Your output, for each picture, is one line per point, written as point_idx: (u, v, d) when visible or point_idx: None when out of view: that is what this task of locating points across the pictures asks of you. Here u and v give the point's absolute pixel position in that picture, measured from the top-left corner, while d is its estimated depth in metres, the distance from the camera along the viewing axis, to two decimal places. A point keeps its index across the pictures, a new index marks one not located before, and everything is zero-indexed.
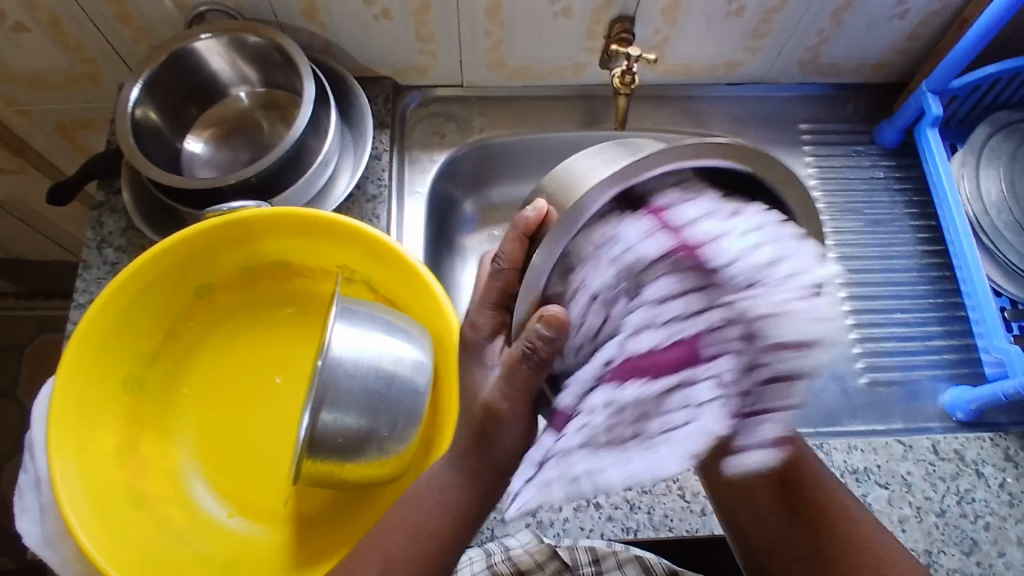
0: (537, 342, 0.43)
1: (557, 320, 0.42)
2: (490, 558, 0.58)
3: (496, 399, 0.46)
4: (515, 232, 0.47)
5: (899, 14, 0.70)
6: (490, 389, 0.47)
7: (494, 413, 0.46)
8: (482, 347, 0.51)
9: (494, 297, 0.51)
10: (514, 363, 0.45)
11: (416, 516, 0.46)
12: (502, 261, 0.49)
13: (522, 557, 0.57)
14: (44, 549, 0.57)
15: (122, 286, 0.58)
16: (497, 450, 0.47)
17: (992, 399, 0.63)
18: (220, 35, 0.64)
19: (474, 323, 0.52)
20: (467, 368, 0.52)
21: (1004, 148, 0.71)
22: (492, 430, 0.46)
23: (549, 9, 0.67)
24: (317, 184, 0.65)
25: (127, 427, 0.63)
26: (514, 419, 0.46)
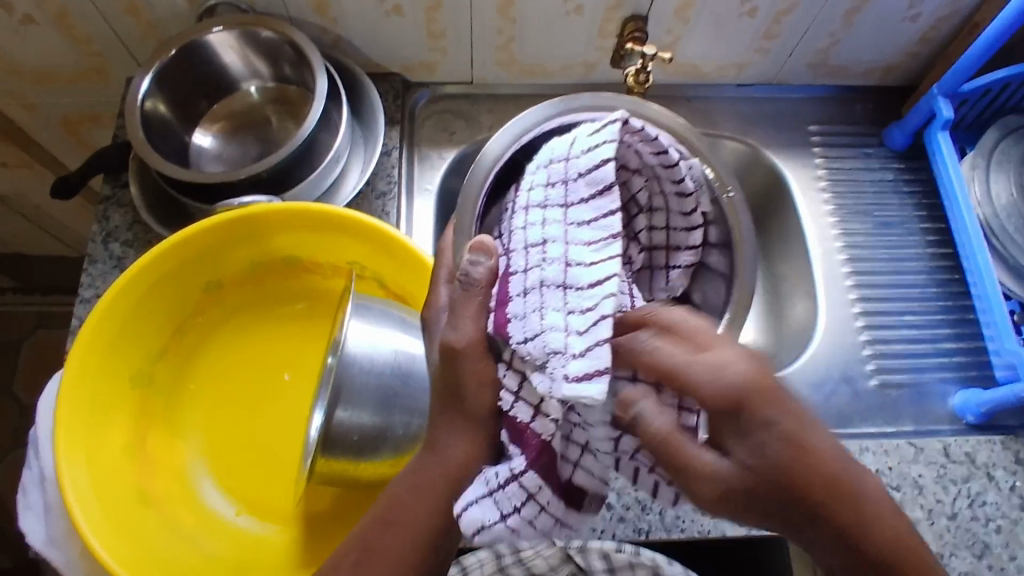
0: (478, 273, 0.42)
1: (483, 244, 0.43)
2: (499, 560, 0.62)
3: (457, 337, 0.42)
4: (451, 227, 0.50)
5: (910, 17, 0.70)
6: (450, 333, 0.42)
7: (452, 349, 0.42)
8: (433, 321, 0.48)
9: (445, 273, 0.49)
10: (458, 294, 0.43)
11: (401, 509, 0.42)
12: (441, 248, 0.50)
13: (534, 561, 0.63)
14: (51, 548, 0.56)
15: (132, 280, 0.57)
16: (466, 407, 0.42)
17: (1003, 402, 0.63)
18: (232, 29, 0.63)
19: (433, 302, 0.49)
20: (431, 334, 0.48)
21: (1014, 152, 0.71)
22: (458, 380, 0.42)
23: (562, 6, 0.67)
24: (327, 181, 0.64)
25: (135, 424, 0.62)
26: (476, 359, 0.42)
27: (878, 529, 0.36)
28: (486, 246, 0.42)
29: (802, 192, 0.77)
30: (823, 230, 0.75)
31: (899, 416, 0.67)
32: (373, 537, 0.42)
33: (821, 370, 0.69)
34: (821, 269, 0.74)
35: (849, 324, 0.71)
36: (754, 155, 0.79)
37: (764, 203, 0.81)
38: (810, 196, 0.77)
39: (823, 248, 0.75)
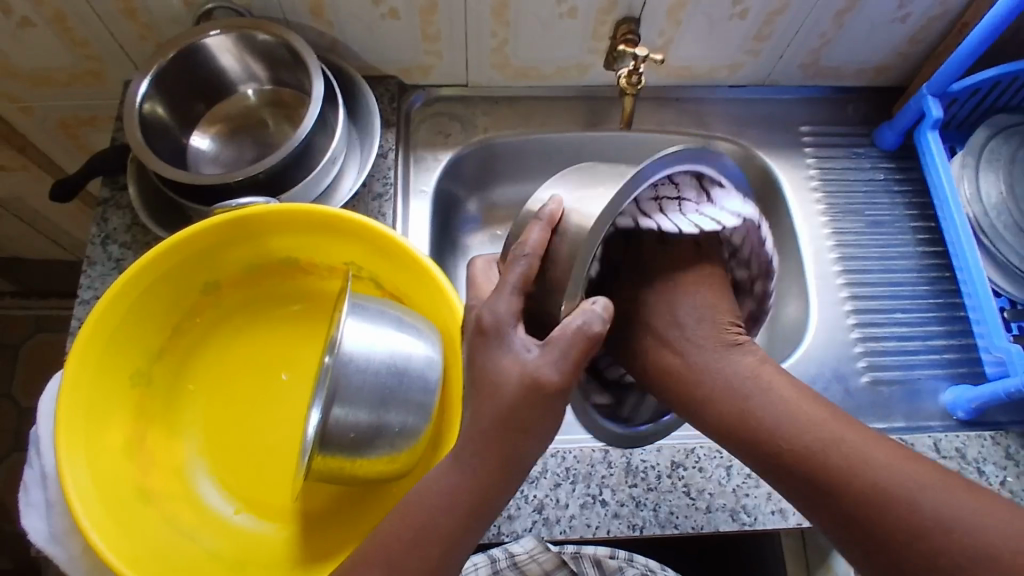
0: (594, 327, 0.45)
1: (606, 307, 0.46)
2: (495, 563, 0.63)
3: (550, 380, 0.44)
4: (542, 222, 0.49)
5: (900, 18, 0.71)
6: (540, 366, 0.44)
7: (568, 387, 0.44)
8: (507, 333, 0.46)
9: (518, 280, 0.47)
10: (571, 337, 0.44)
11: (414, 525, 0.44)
12: (528, 245, 0.48)
13: (528, 566, 0.62)
14: (50, 546, 0.56)
15: (132, 279, 0.58)
16: (528, 442, 0.44)
17: (992, 398, 0.64)
18: (229, 32, 0.64)
19: (496, 311, 0.46)
20: (489, 355, 0.45)
21: (1003, 150, 0.71)
22: (529, 419, 0.44)
23: (555, 9, 0.68)
24: (323, 183, 0.65)
25: (135, 422, 0.63)
26: (556, 394, 0.44)
27: (782, 440, 0.48)
28: (608, 307, 0.46)
29: (794, 193, 0.78)
30: (815, 229, 0.76)
31: (891, 412, 0.68)
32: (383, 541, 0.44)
33: (813, 367, 0.70)
34: (812, 268, 0.75)
35: (840, 322, 0.72)
36: (745, 155, 0.80)
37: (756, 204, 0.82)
38: (802, 195, 0.78)
39: (815, 247, 0.76)
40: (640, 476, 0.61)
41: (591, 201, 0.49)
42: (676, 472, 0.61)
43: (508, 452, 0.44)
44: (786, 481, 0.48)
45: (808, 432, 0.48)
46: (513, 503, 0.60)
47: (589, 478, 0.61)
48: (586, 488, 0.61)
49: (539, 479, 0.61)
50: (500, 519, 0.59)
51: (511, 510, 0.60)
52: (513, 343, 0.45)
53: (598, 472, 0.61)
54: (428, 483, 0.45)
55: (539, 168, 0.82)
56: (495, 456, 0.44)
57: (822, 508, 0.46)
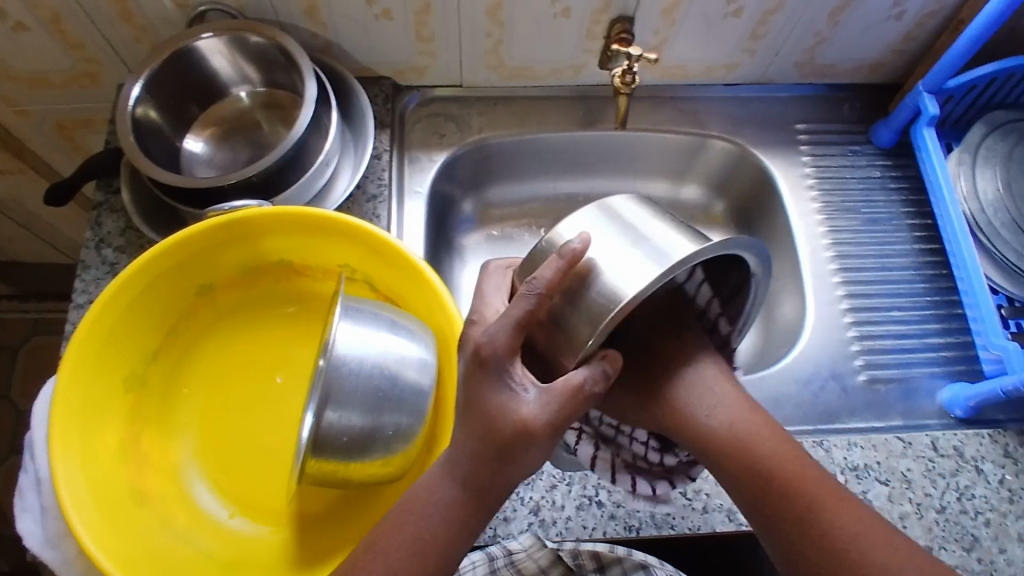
0: (595, 388, 0.45)
1: (613, 363, 0.46)
2: (492, 561, 0.61)
3: (541, 425, 0.43)
4: (562, 260, 0.45)
5: (895, 16, 0.71)
6: (533, 411, 0.43)
7: (556, 432, 0.44)
8: (507, 368, 0.44)
9: (519, 314, 0.44)
10: (573, 392, 0.44)
11: (415, 532, 0.45)
12: (539, 283, 0.44)
13: (525, 564, 0.60)
14: (46, 550, 0.56)
15: (126, 283, 0.58)
16: (516, 471, 0.45)
17: (990, 395, 0.63)
18: (222, 35, 0.64)
19: (501, 346, 0.44)
20: (489, 394, 0.44)
21: (999, 147, 0.71)
22: (520, 455, 0.44)
23: (549, 9, 0.68)
24: (317, 184, 0.65)
25: (129, 425, 0.63)
26: (547, 439, 0.44)
27: (765, 465, 0.50)
28: (615, 361, 0.47)
29: (791, 192, 0.77)
30: (812, 228, 0.76)
31: (887, 411, 0.68)
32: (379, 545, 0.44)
33: (809, 366, 0.70)
34: (809, 267, 0.74)
35: (837, 320, 0.72)
36: (741, 154, 0.80)
37: (753, 202, 0.81)
38: (798, 195, 0.77)
39: (812, 246, 0.75)
40: None
41: (633, 271, 0.45)
42: None
43: (502, 471, 0.44)
44: (754, 503, 0.49)
45: (788, 455, 0.50)
46: (508, 504, 0.60)
47: (585, 479, 0.61)
48: (583, 489, 0.61)
49: (535, 481, 0.61)
50: (497, 521, 0.59)
51: (507, 512, 0.60)
52: (511, 381, 0.44)
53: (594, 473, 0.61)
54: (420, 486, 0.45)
55: (534, 168, 0.82)
56: (489, 477, 0.45)
57: (790, 536, 0.47)
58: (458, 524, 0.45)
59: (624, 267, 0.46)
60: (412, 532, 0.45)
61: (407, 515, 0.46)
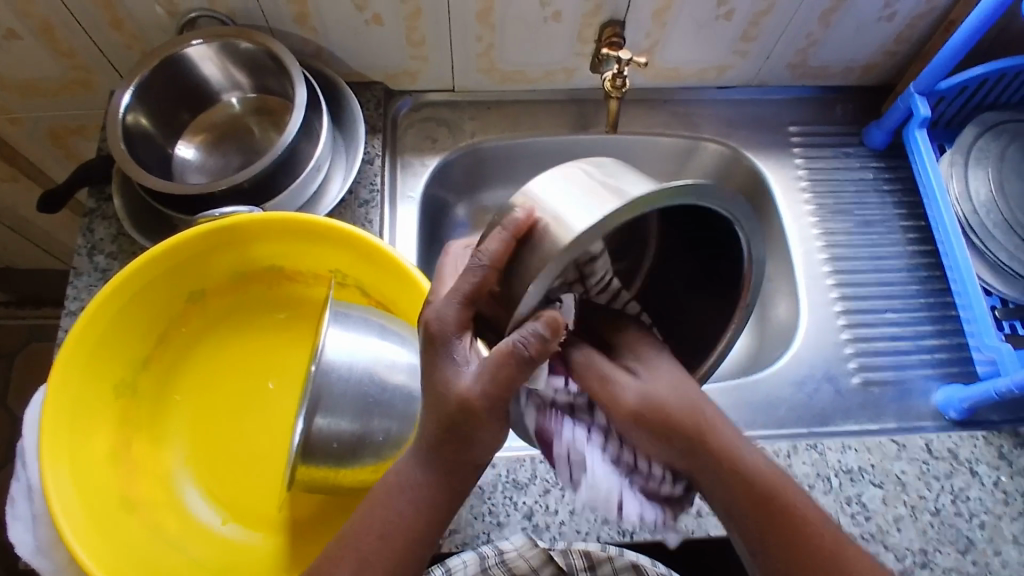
0: (529, 346, 0.38)
1: (551, 321, 0.39)
2: (484, 561, 0.57)
3: (480, 398, 0.40)
4: (505, 232, 0.41)
5: (887, 17, 0.71)
6: (472, 383, 0.40)
7: (501, 405, 0.40)
8: (453, 342, 0.41)
9: (467, 291, 0.42)
10: (506, 358, 0.39)
11: (388, 523, 0.42)
12: (483, 258, 0.41)
13: (517, 563, 0.58)
14: (36, 558, 0.56)
15: (115, 290, 0.58)
16: (472, 452, 0.42)
17: (983, 397, 0.63)
18: (212, 41, 0.64)
19: (441, 318, 0.42)
20: (435, 369, 0.41)
21: (992, 148, 0.71)
22: (467, 429, 0.41)
23: (540, 13, 0.68)
24: (308, 190, 0.65)
25: (120, 433, 0.63)
26: (491, 416, 0.40)
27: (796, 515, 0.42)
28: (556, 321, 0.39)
29: (784, 194, 0.77)
30: (805, 231, 0.76)
31: (882, 413, 0.67)
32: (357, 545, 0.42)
33: (804, 369, 0.69)
34: (803, 269, 0.74)
35: (831, 323, 0.72)
36: (735, 157, 0.79)
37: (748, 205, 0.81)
38: (792, 197, 0.77)
39: (805, 248, 0.75)
40: None
41: (579, 211, 0.38)
42: None
43: (459, 454, 0.42)
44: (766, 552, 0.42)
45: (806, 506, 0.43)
46: (501, 510, 0.60)
47: None
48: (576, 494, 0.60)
49: (528, 486, 0.61)
50: (490, 526, 0.59)
51: (500, 517, 0.60)
52: (457, 357, 0.41)
53: None
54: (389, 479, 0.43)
55: (528, 172, 0.81)
56: (446, 458, 0.42)
57: None
58: (421, 511, 0.42)
59: (571, 211, 0.39)
60: (381, 517, 0.42)
61: (375, 504, 0.43)
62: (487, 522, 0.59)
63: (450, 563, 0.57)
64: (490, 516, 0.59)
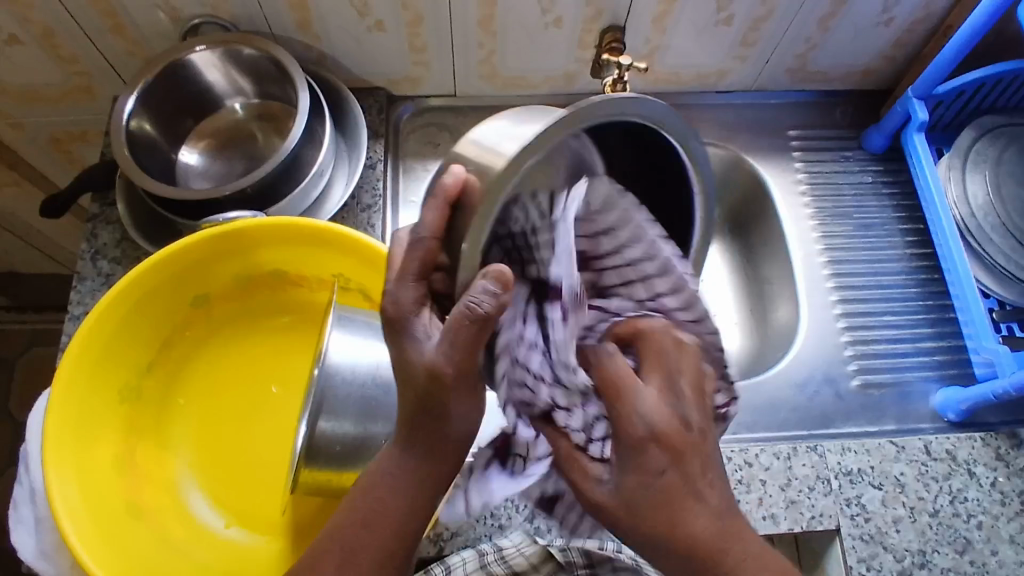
0: (485, 304, 0.38)
1: (500, 275, 0.38)
2: (482, 558, 0.57)
3: (446, 365, 0.40)
4: (439, 200, 0.41)
5: (884, 22, 0.71)
6: (433, 353, 0.41)
7: (469, 369, 0.41)
8: (412, 320, 0.42)
9: (417, 267, 0.42)
10: (460, 322, 0.39)
11: (375, 507, 0.42)
12: (422, 232, 0.41)
13: (517, 560, 0.57)
14: (40, 562, 0.57)
15: (120, 295, 0.58)
16: (448, 424, 0.42)
17: (981, 399, 0.64)
18: (216, 47, 0.64)
19: (396, 299, 0.42)
20: (401, 346, 0.42)
21: (989, 152, 0.71)
22: (438, 401, 0.41)
23: (541, 20, 0.68)
24: (312, 195, 0.65)
25: (125, 437, 0.63)
26: (458, 381, 0.41)
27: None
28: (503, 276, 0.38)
29: (784, 198, 0.78)
30: (805, 234, 0.77)
31: (881, 415, 0.68)
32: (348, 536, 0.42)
33: (803, 372, 0.70)
34: (803, 272, 0.75)
35: (831, 326, 0.72)
36: (734, 160, 0.80)
37: (748, 209, 0.82)
38: (792, 201, 0.78)
39: (805, 251, 0.76)
40: None
41: (509, 139, 0.40)
42: None
43: (437, 430, 0.42)
44: None
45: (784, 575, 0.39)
46: (503, 512, 0.61)
47: None
48: None
49: None
50: (492, 528, 0.60)
51: (502, 520, 0.61)
52: (417, 331, 0.42)
53: None
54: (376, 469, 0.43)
55: None
56: (422, 435, 0.42)
57: None
58: (403, 493, 0.42)
59: (504, 139, 0.41)
60: (366, 504, 0.42)
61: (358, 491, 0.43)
62: (489, 524, 0.60)
63: (449, 560, 0.57)
64: (491, 518, 0.60)
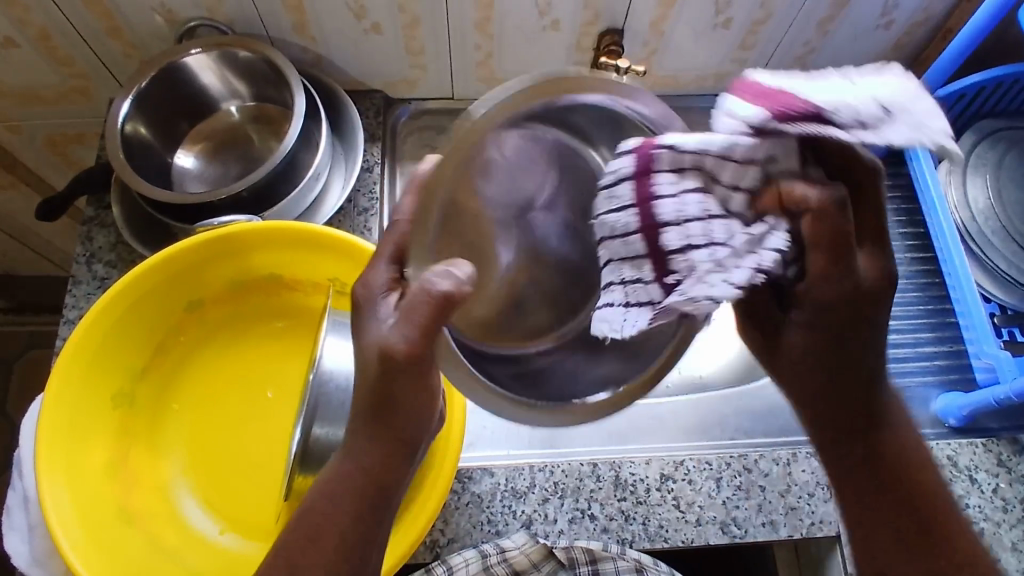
0: (442, 284, 0.39)
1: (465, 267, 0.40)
2: (485, 559, 0.57)
3: (398, 347, 0.40)
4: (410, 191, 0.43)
5: (884, 25, 0.71)
6: (388, 333, 0.41)
7: (423, 352, 0.40)
8: (378, 299, 0.43)
9: (391, 250, 0.43)
10: (418, 301, 0.39)
11: (324, 512, 0.41)
12: (399, 214, 0.42)
13: (518, 558, 0.58)
14: (32, 568, 0.56)
15: (114, 299, 0.58)
16: (399, 420, 0.42)
17: (983, 403, 0.63)
18: (211, 50, 0.64)
19: (367, 279, 0.43)
20: (362, 327, 0.43)
21: (989, 156, 0.71)
22: (393, 393, 0.41)
23: (539, 22, 0.68)
24: (308, 199, 0.65)
25: (118, 442, 0.63)
26: (414, 370, 0.41)
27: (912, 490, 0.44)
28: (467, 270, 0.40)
29: None
30: None
31: None
32: (304, 538, 0.41)
33: None
34: None
35: None
36: None
37: None
38: None
39: None
40: (630, 489, 0.60)
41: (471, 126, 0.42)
42: (665, 484, 0.61)
43: (393, 427, 0.42)
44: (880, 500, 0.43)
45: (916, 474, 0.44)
46: (500, 518, 0.60)
47: (577, 492, 0.60)
48: (575, 502, 0.60)
49: (527, 494, 0.60)
50: (488, 534, 0.59)
51: (499, 526, 0.60)
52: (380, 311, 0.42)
53: (587, 487, 0.61)
54: (328, 469, 0.43)
55: None
56: (376, 429, 0.42)
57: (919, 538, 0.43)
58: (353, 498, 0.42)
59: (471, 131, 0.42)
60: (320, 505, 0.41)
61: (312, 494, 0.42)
62: (485, 531, 0.59)
63: (451, 561, 0.57)
64: (488, 524, 0.59)
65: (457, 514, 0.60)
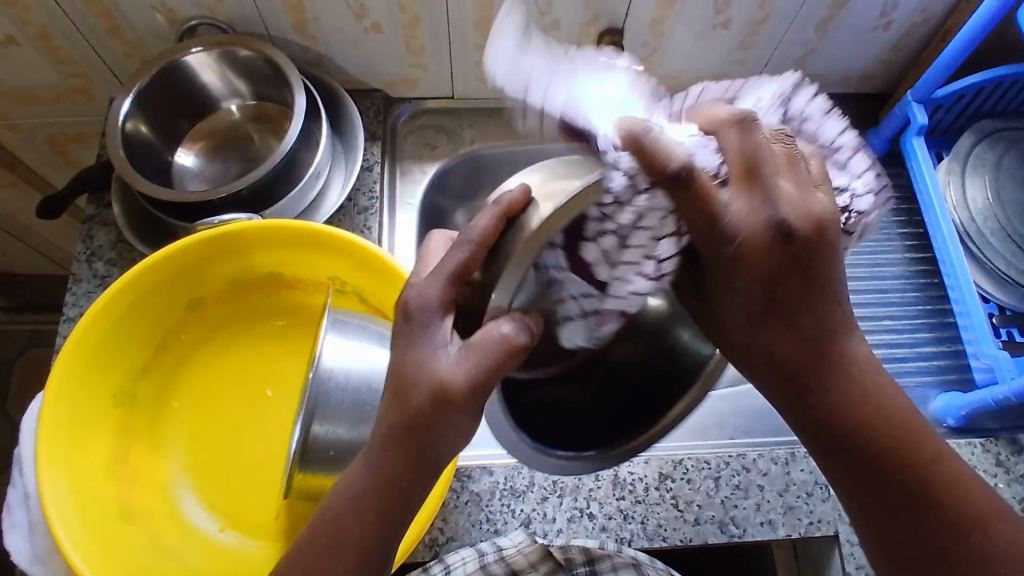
0: (515, 337, 0.37)
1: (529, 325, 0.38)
2: (483, 558, 0.58)
3: (457, 385, 0.37)
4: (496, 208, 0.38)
5: (883, 26, 0.71)
6: (448, 371, 0.37)
7: (480, 394, 0.37)
8: (433, 322, 0.38)
9: (452, 269, 0.39)
10: (492, 348, 0.37)
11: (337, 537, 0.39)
12: (470, 232, 0.38)
13: (516, 558, 0.58)
14: (33, 565, 0.56)
15: (114, 297, 0.58)
16: (436, 451, 0.38)
17: (982, 404, 0.63)
18: (212, 49, 0.64)
19: (422, 297, 0.39)
20: (408, 350, 0.39)
21: (988, 156, 0.71)
22: (431, 426, 0.38)
23: (538, 22, 0.68)
24: (308, 197, 0.65)
25: (118, 440, 0.63)
26: (466, 408, 0.37)
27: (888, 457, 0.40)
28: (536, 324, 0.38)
29: None
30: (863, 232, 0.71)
31: None
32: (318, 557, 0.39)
33: None
34: None
35: None
36: None
37: None
38: None
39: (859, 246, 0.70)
40: (629, 488, 0.61)
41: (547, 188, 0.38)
42: (664, 484, 0.61)
43: (419, 455, 0.38)
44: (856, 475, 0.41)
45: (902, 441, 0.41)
46: (499, 517, 0.60)
47: (576, 491, 0.60)
48: (573, 501, 0.60)
49: (526, 493, 0.60)
50: (487, 533, 0.59)
51: (498, 524, 0.60)
52: (433, 338, 0.38)
53: (586, 485, 0.61)
54: (343, 487, 0.40)
55: None
56: (406, 459, 0.38)
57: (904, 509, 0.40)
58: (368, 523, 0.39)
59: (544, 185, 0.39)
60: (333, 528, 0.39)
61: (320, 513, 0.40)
62: (484, 529, 0.60)
63: (449, 560, 0.57)
64: (487, 523, 0.60)
65: (456, 512, 0.60)
